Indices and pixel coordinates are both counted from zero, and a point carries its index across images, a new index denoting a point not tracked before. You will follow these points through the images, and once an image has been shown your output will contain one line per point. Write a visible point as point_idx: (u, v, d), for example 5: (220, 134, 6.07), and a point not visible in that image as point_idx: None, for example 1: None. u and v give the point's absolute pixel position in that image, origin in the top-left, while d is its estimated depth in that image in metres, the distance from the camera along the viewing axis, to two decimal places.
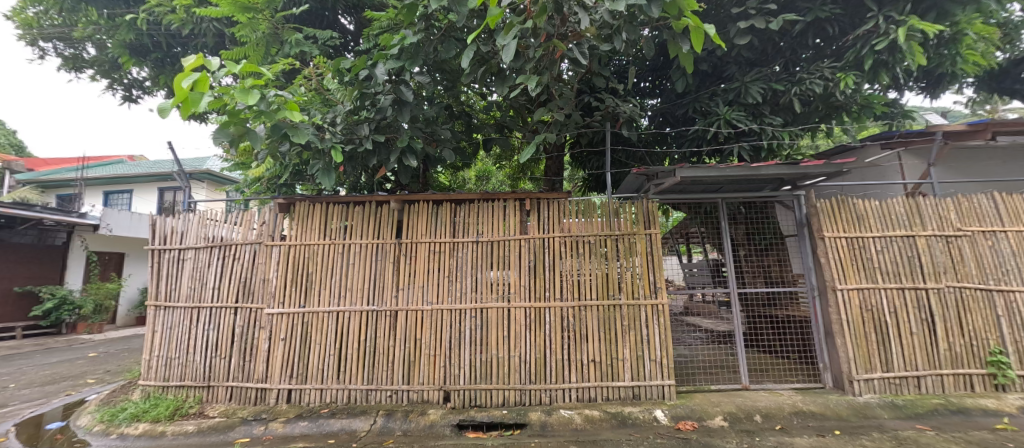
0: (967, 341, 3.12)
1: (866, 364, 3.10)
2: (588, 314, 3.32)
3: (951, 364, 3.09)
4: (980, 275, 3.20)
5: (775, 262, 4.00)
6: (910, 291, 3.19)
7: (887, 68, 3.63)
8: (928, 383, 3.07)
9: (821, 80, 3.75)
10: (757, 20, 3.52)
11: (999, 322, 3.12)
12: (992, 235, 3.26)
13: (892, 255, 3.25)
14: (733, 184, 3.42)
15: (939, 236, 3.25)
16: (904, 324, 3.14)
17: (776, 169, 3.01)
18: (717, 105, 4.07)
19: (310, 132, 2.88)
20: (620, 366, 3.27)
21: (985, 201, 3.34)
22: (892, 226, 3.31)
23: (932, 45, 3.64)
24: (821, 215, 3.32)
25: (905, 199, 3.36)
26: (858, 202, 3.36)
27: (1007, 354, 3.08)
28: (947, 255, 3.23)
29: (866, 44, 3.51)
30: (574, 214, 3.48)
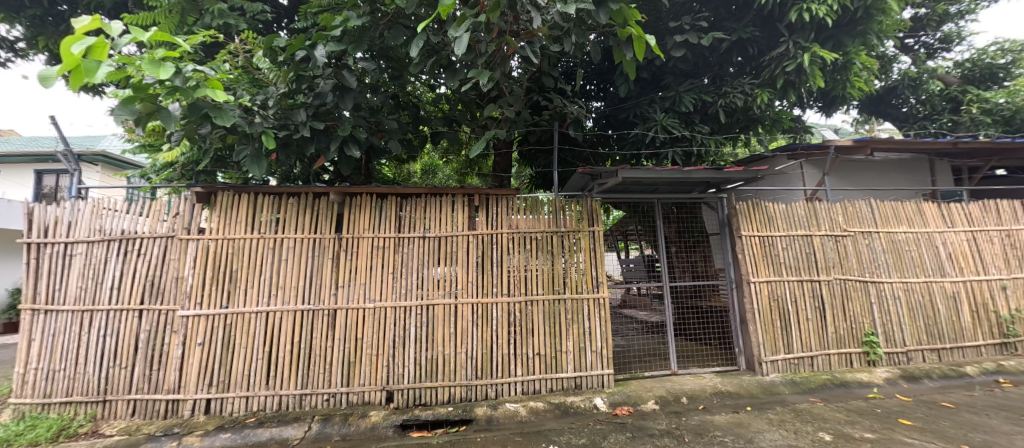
0: (849, 325, 3.67)
1: (772, 347, 3.53)
2: (534, 308, 3.40)
3: (837, 345, 3.63)
4: (859, 269, 3.78)
5: (702, 258, 4.33)
6: (808, 283, 3.68)
7: (795, 87, 4.14)
8: (819, 362, 3.58)
9: (742, 95, 4.17)
10: (690, 35, 3.83)
11: (873, 308, 3.72)
12: (869, 235, 3.86)
13: (795, 252, 3.73)
14: (668, 185, 3.70)
15: (830, 236, 3.80)
16: (802, 311, 3.63)
17: (704, 173, 3.32)
18: (654, 111, 4.37)
19: (237, 115, 2.60)
20: (563, 358, 3.39)
21: (865, 206, 3.96)
22: (795, 226, 3.79)
23: (829, 70, 4.21)
24: (739, 216, 3.72)
25: (805, 203, 3.86)
26: (769, 205, 3.79)
27: (877, 335, 3.68)
28: (836, 252, 3.77)
29: (779, 65, 3.97)
30: (521, 211, 3.53)
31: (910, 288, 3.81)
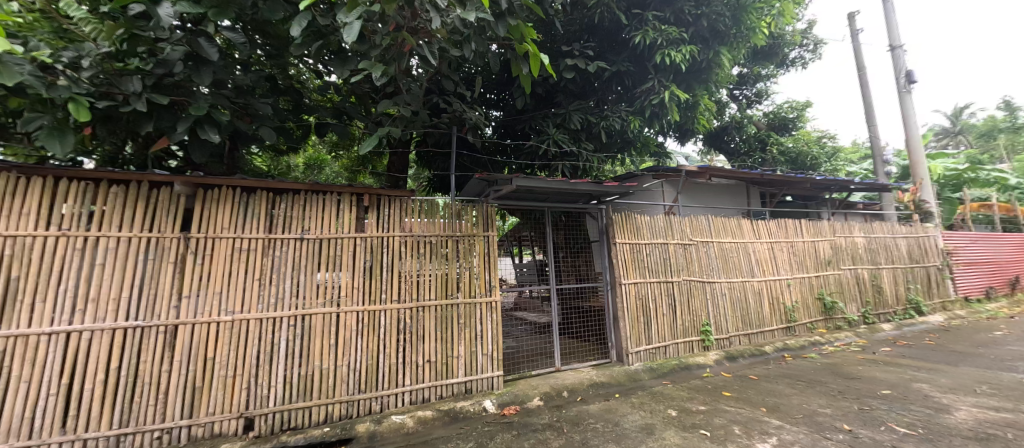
0: (692, 317, 4.46)
1: (636, 340, 4.09)
2: (426, 314, 3.30)
3: (683, 334, 4.37)
4: (700, 272, 4.63)
5: (584, 262, 4.82)
6: (664, 283, 4.36)
7: (658, 118, 4.90)
8: (671, 350, 4.26)
9: (619, 120, 4.77)
10: (579, 61, 4.24)
11: (708, 303, 4.59)
12: (707, 244, 4.77)
13: (655, 258, 4.39)
14: (557, 195, 4.01)
15: (680, 244, 4.57)
16: (659, 308, 4.28)
17: (587, 186, 3.70)
18: (547, 126, 4.71)
19: (26, 71, 1.94)
20: (454, 363, 3.37)
21: (705, 221, 4.88)
22: (656, 236, 4.46)
23: (683, 107, 5.10)
24: (614, 225, 4.22)
25: (664, 217, 4.58)
26: (638, 217, 4.40)
27: (711, 325, 4.54)
28: (685, 258, 4.56)
29: (647, 98, 4.65)
30: (416, 214, 3.41)
31: (733, 286, 4.80)
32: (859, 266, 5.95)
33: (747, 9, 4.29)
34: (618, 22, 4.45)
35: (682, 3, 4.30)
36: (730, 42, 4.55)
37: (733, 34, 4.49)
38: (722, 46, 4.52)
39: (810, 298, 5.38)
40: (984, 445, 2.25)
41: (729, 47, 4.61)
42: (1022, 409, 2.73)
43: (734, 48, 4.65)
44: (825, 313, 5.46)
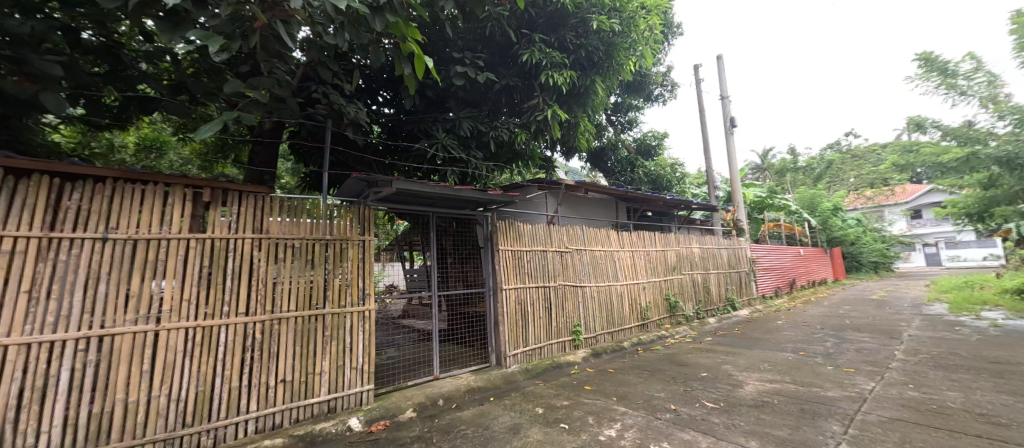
0: (565, 319, 4.85)
1: (514, 343, 4.27)
2: (283, 327, 2.91)
3: (557, 335, 4.72)
4: (574, 277, 5.08)
5: (473, 268, 4.86)
6: (541, 288, 4.66)
7: (543, 134, 5.23)
8: (545, 350, 4.55)
9: (507, 131, 4.96)
10: (469, 69, 4.29)
11: (580, 306, 5.04)
12: (581, 252, 5.27)
13: (535, 264, 4.67)
14: (442, 201, 3.97)
15: (558, 252, 4.95)
16: (536, 311, 4.55)
17: (471, 193, 3.76)
18: (437, 130, 4.66)
19: None
20: (315, 381, 3.03)
21: (580, 231, 5.37)
22: (536, 244, 4.74)
23: (566, 126, 5.56)
24: (498, 232, 4.35)
25: (545, 226, 4.90)
26: (520, 225, 4.61)
27: (581, 325, 5.00)
28: (561, 264, 4.96)
29: (533, 114, 4.94)
30: (277, 213, 2.99)
31: (600, 289, 5.38)
32: (695, 271, 7.26)
33: (618, 45, 4.84)
34: (508, 39, 4.67)
35: (565, 32, 4.71)
36: (605, 72, 5.06)
37: (607, 66, 5.01)
38: (597, 75, 5.00)
39: (660, 299, 6.35)
40: (759, 410, 2.92)
41: (604, 77, 5.13)
42: (786, 380, 3.63)
43: (609, 79, 5.18)
44: (670, 311, 6.50)
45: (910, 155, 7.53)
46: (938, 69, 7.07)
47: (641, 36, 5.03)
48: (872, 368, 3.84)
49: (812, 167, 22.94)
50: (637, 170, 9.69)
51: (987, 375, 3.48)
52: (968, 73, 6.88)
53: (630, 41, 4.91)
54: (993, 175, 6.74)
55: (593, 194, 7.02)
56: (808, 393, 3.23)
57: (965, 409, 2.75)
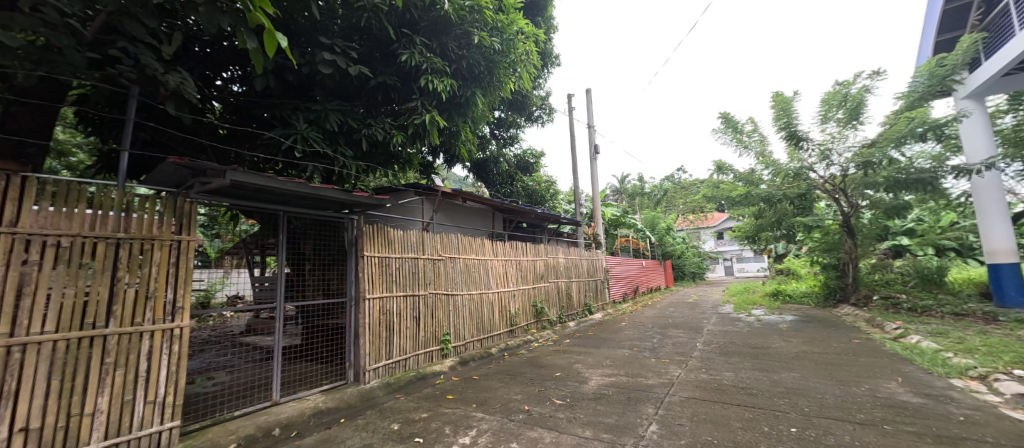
0: (434, 328, 4.73)
1: (375, 356, 3.94)
2: (28, 356, 2.10)
3: (424, 345, 4.55)
4: (446, 285, 5.01)
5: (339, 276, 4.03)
6: (410, 297, 4.45)
7: (421, 139, 5.09)
8: (410, 362, 4.34)
9: (382, 131, 4.68)
10: (339, 58, 3.92)
11: (450, 315, 5.00)
12: (454, 260, 5.26)
13: (404, 272, 4.44)
14: (296, 199, 3.46)
15: (430, 260, 4.83)
16: (402, 321, 4.31)
17: (333, 192, 3.42)
18: (296, 120, 4.12)
19: None
20: (82, 425, 2.28)
21: (454, 239, 5.36)
22: (407, 251, 4.53)
23: (446, 133, 5.54)
24: (364, 238, 4.00)
25: (418, 233, 4.73)
26: (390, 231, 4.33)
27: (450, 334, 4.95)
28: (433, 272, 4.83)
29: (411, 116, 4.78)
30: (33, 199, 2.18)
31: (472, 297, 5.44)
32: (560, 280, 7.99)
33: (498, 63, 5.01)
34: (386, 35, 4.44)
35: (447, 40, 4.69)
36: (485, 87, 5.19)
37: (487, 81, 5.15)
38: (477, 88, 5.09)
39: (527, 305, 6.78)
40: (596, 402, 3.31)
41: (484, 91, 5.26)
42: (620, 373, 4.22)
43: (488, 93, 5.33)
44: (536, 316, 6.99)
45: (714, 190, 9.75)
46: (733, 128, 9.36)
47: (519, 58, 5.31)
48: (681, 358, 4.76)
49: (655, 194, 27.89)
50: (516, 184, 10.28)
51: (749, 357, 4.66)
52: (750, 134, 9.27)
53: (509, 61, 5.15)
54: (760, 209, 9.19)
55: (470, 203, 7.32)
56: (635, 383, 3.81)
57: (733, 385, 3.61)
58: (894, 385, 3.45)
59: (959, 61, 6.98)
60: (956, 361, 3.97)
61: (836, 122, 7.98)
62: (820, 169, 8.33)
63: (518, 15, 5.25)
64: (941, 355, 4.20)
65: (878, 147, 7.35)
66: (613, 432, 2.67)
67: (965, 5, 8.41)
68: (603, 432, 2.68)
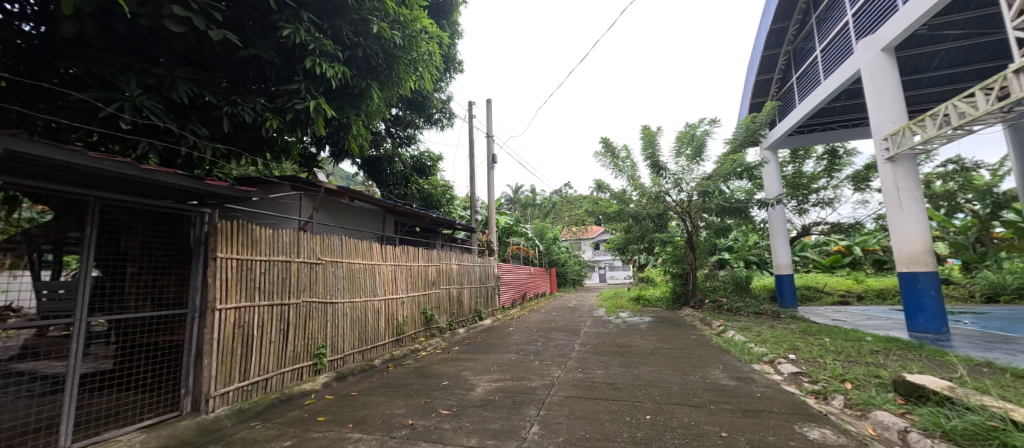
0: (306, 341, 4.10)
1: (225, 379, 3.18)
2: None
3: (292, 361, 3.89)
4: (323, 292, 4.43)
5: (177, 281, 3.19)
6: (277, 307, 3.75)
7: (303, 126, 4.48)
8: (272, 382, 3.64)
9: (252, 112, 3.99)
10: (196, 16, 3.21)
11: (326, 325, 4.42)
12: (335, 264, 4.70)
13: (271, 277, 3.72)
14: (118, 182, 2.65)
15: (306, 263, 4.21)
16: (266, 334, 3.59)
17: (178, 178, 2.81)
18: (126, 83, 3.25)
19: None
20: None
21: (337, 240, 4.79)
22: (277, 252, 3.83)
23: (334, 124, 5.00)
24: (218, 235, 3.18)
25: (291, 232, 4.06)
26: (256, 227, 3.57)
27: (326, 346, 4.38)
28: (308, 277, 4.22)
29: (291, 99, 4.19)
30: None
31: (355, 305, 4.97)
32: (451, 286, 7.90)
33: (398, 58, 4.73)
34: (264, 4, 3.84)
35: (340, 23, 4.27)
36: (382, 81, 4.85)
37: (386, 75, 4.82)
38: (374, 81, 4.72)
39: (417, 312, 6.52)
40: (482, 409, 3.33)
41: (381, 85, 4.91)
42: (506, 377, 4.34)
43: (387, 89, 5.00)
44: (426, 324, 6.77)
45: (594, 206, 10.90)
46: (611, 153, 10.68)
47: (422, 58, 5.12)
48: (561, 359, 5.14)
49: (545, 206, 29.94)
50: (410, 186, 9.88)
51: (616, 355, 5.29)
52: (624, 159, 10.68)
53: (411, 58, 4.92)
54: (629, 225, 10.62)
55: (356, 203, 6.89)
56: (520, 386, 3.97)
57: (602, 382, 4.04)
58: (717, 372, 4.31)
59: (763, 121, 9.24)
60: (755, 349, 5.17)
61: (685, 157, 9.75)
62: (673, 194, 10.03)
63: (421, 13, 5.08)
64: (746, 345, 5.42)
65: (712, 180, 9.22)
66: (497, 438, 2.71)
67: (767, 80, 11.22)
68: (488, 439, 2.70)
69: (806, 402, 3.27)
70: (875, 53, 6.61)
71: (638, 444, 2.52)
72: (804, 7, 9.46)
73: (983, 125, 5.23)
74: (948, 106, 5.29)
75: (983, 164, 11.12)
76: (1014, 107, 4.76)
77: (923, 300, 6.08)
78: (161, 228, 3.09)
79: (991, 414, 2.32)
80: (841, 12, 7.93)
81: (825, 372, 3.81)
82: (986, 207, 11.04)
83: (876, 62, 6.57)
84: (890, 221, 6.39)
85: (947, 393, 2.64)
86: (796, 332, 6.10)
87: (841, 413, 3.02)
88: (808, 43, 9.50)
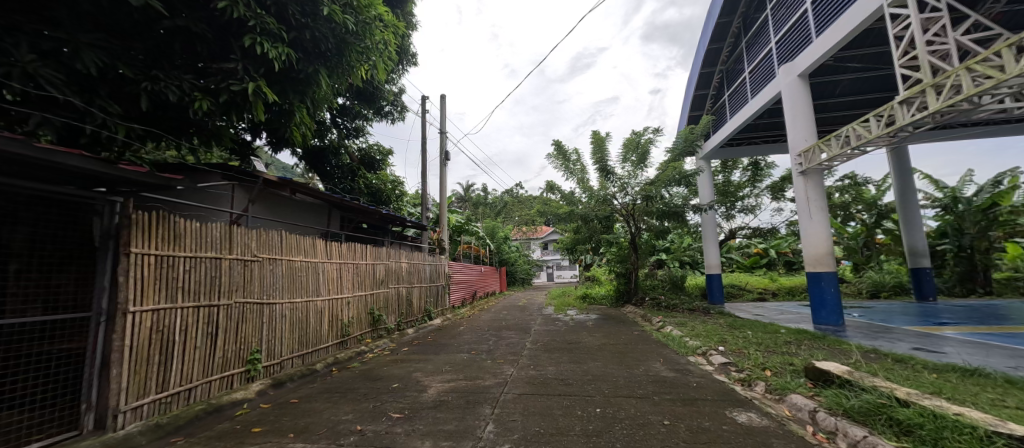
0: (238, 346, 3.72)
1: (137, 391, 2.79)
2: None
3: (220, 369, 3.51)
4: (259, 293, 4.06)
5: (75, 281, 2.73)
6: (204, 309, 3.37)
7: (238, 110, 4.08)
8: (196, 392, 3.26)
9: (178, 89, 3.57)
10: None
11: (262, 328, 4.06)
12: (273, 262, 4.33)
13: (198, 276, 3.33)
14: (7, 165, 2.29)
15: (239, 260, 3.83)
16: (190, 340, 3.20)
17: (84, 160, 2.51)
18: (14, 45, 2.76)
19: None
20: None
21: (276, 236, 4.42)
22: (205, 248, 3.45)
23: (275, 110, 4.61)
24: (134, 228, 2.79)
25: (223, 225, 3.67)
26: (180, 220, 3.18)
27: (261, 351, 4.02)
28: (241, 275, 3.84)
29: (225, 79, 3.79)
30: None
31: (295, 306, 4.61)
32: (401, 285, 7.64)
33: (350, 44, 4.44)
34: None
35: (286, 2, 3.94)
36: (332, 67, 4.53)
37: (335, 61, 4.51)
38: (322, 67, 4.39)
39: (363, 313, 6.22)
40: (436, 410, 3.26)
41: (330, 72, 4.59)
42: (459, 377, 4.30)
43: (336, 76, 4.68)
44: (373, 325, 6.49)
45: (545, 207, 11.14)
46: (563, 155, 10.99)
47: (376, 47, 4.85)
48: (513, 358, 5.20)
49: (496, 204, 29.93)
50: (358, 180, 9.41)
51: (566, 352, 5.45)
52: (575, 162, 11.05)
53: (364, 46, 4.64)
54: (578, 226, 11.00)
55: (298, 196, 6.43)
56: (474, 386, 3.95)
57: (554, 378, 4.15)
58: (658, 365, 4.62)
59: (699, 133, 10.05)
60: (690, 343, 5.61)
61: (631, 163, 10.32)
62: (619, 198, 10.56)
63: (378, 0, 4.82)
64: (682, 339, 5.87)
65: (655, 186, 9.85)
66: (452, 439, 2.67)
67: (703, 96, 12.23)
68: (443, 440, 2.66)
69: (735, 389, 3.62)
70: (793, 78, 7.48)
71: (590, 436, 2.62)
72: (736, 32, 10.45)
73: (874, 147, 6.15)
74: (850, 129, 6.18)
75: (870, 180, 13.07)
76: (896, 133, 5.66)
77: (825, 296, 7.01)
78: (59, 219, 2.67)
79: (880, 392, 2.73)
80: (766, 39, 8.90)
81: (750, 362, 4.24)
82: (871, 217, 12.98)
83: (794, 86, 7.44)
84: (801, 227, 7.28)
85: (847, 376, 3.07)
86: (724, 326, 6.73)
87: (763, 397, 3.40)
88: (738, 65, 10.51)
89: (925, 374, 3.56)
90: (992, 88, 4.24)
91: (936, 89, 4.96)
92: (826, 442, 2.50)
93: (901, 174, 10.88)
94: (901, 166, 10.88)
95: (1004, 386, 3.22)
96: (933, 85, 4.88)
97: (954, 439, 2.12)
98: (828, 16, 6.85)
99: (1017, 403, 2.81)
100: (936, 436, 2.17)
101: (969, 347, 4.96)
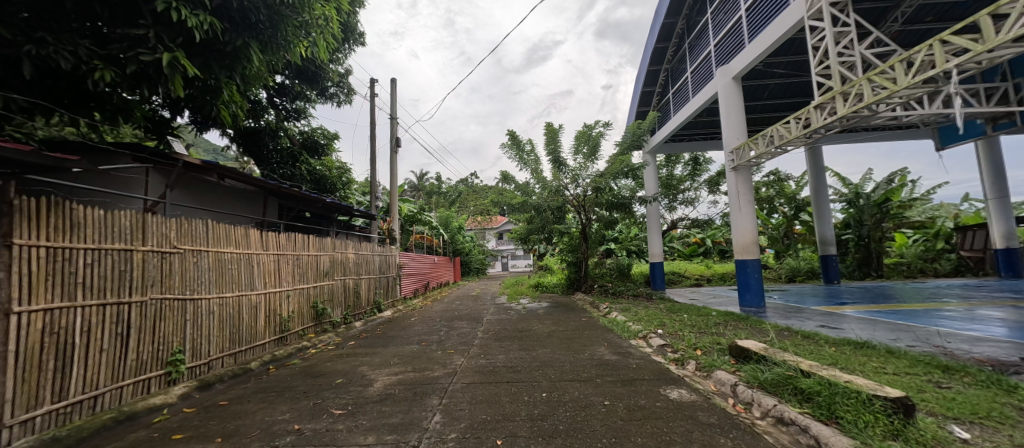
0: (155, 347, 3.35)
1: (27, 400, 2.41)
2: None
3: (133, 373, 3.15)
4: (180, 287, 3.67)
5: None
6: (111, 307, 2.98)
7: (150, 83, 3.61)
8: (105, 399, 2.91)
9: (74, 56, 3.09)
10: None
11: (184, 326, 3.68)
12: (197, 253, 3.93)
13: (103, 270, 2.95)
14: None
15: (155, 252, 3.42)
16: (95, 341, 2.83)
17: None
18: None
19: None
20: None
21: (200, 226, 4.01)
22: (111, 238, 3.04)
23: (196, 84, 4.13)
24: (19, 215, 2.39)
25: (133, 213, 3.26)
26: (78, 208, 2.78)
27: (184, 351, 3.65)
28: (158, 269, 3.45)
29: (133, 47, 3.33)
30: None
31: (225, 302, 4.25)
32: (347, 277, 7.30)
33: (285, 17, 4.03)
34: None
35: None
36: (265, 41, 4.10)
37: (269, 35, 4.10)
38: (253, 40, 3.95)
39: (305, 306, 5.90)
40: (381, 404, 3.18)
41: (263, 46, 4.15)
42: (406, 369, 4.23)
43: (270, 52, 4.26)
44: (316, 319, 6.17)
45: (499, 197, 11.15)
46: (517, 146, 11.00)
47: (317, 22, 4.46)
48: (464, 347, 5.20)
49: (450, 194, 29.40)
50: (298, 166, 8.74)
51: (516, 340, 5.55)
52: (529, 153, 11.11)
53: (302, 21, 4.25)
54: (531, 216, 11.07)
55: (225, 181, 5.89)
56: (421, 377, 3.90)
57: (503, 366, 4.20)
58: (603, 349, 4.85)
59: (646, 128, 10.50)
60: (633, 327, 5.95)
61: (583, 155, 10.59)
62: (571, 189, 10.84)
63: None
64: (626, 324, 6.21)
65: (604, 178, 10.19)
66: (397, 432, 2.63)
67: (650, 92, 12.84)
68: (387, 434, 2.60)
69: (670, 368, 3.91)
70: (728, 79, 8.04)
71: (535, 420, 2.71)
72: (680, 33, 11.01)
73: (793, 147, 6.81)
74: (775, 129, 6.78)
75: (792, 176, 14.48)
76: (811, 134, 6.31)
77: (749, 281, 7.72)
78: None
79: (788, 365, 3.08)
80: (705, 41, 9.51)
81: (684, 343, 4.59)
82: (791, 209, 14.42)
83: (729, 88, 7.98)
84: (731, 219, 7.91)
85: (763, 353, 3.43)
86: (663, 310, 7.19)
87: (693, 374, 3.70)
88: (681, 64, 11.13)
89: (826, 348, 4.08)
90: (887, 97, 4.83)
91: (843, 97, 5.59)
92: (743, 412, 2.78)
93: (817, 172, 12.16)
94: (817, 165, 12.13)
95: (886, 355, 3.77)
96: (841, 93, 5.48)
97: (843, 402, 2.43)
98: (759, 23, 7.42)
99: (893, 369, 3.30)
100: (830, 401, 2.49)
101: (862, 323, 5.71)
